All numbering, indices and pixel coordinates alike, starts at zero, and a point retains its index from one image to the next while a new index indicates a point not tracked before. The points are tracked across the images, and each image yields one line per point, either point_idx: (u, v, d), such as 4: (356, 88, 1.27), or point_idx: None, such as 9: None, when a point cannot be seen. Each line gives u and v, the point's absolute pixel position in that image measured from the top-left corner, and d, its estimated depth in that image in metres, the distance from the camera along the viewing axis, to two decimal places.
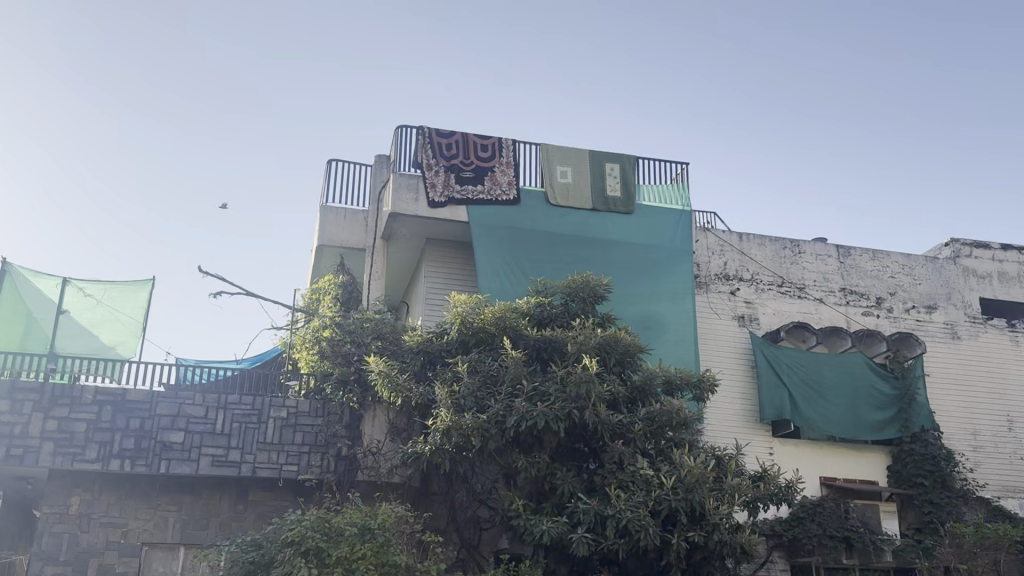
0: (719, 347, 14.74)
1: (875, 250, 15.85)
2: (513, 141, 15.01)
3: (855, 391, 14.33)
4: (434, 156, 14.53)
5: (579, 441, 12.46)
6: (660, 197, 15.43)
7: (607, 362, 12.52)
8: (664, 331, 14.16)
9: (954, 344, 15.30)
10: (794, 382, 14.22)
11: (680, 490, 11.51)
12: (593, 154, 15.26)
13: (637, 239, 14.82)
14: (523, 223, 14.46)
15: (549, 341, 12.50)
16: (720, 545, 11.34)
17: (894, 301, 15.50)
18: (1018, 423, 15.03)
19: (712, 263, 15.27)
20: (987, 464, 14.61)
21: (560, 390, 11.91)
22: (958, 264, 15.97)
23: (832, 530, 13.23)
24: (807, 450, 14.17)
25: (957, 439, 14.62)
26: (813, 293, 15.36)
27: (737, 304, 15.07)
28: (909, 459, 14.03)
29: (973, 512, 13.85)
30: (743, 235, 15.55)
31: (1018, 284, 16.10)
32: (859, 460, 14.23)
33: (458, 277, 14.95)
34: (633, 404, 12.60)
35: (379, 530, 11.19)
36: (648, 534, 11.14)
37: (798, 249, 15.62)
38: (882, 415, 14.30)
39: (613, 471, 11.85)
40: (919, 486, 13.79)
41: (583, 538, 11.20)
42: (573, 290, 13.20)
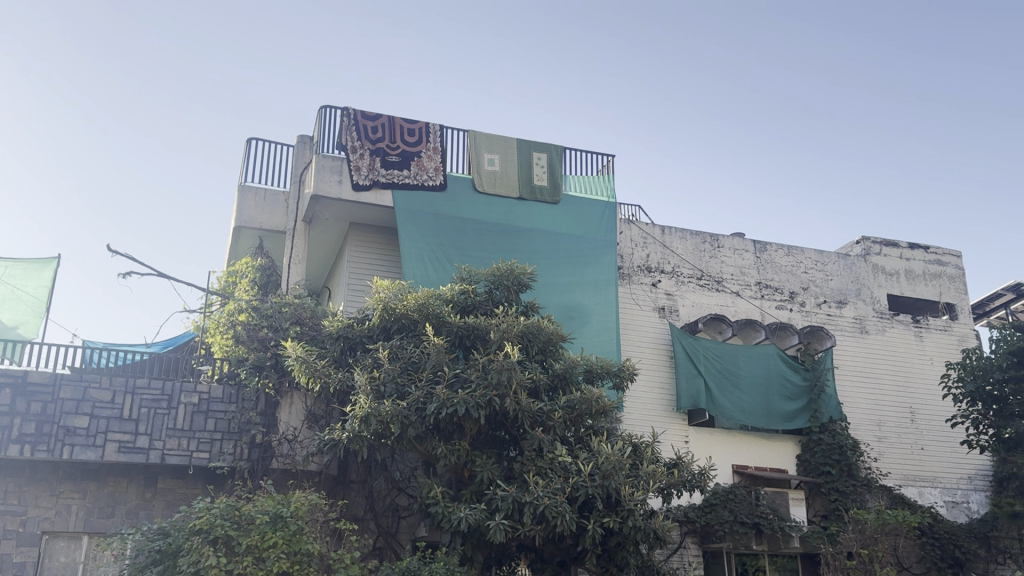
0: (640, 337, 14.96)
1: (790, 246, 16.32)
2: (440, 127, 14.85)
3: (769, 382, 14.77)
4: (359, 138, 14.26)
5: (500, 429, 12.50)
6: (586, 188, 15.51)
7: (529, 350, 12.56)
8: (587, 321, 14.28)
9: (862, 338, 15.90)
10: (711, 372, 14.57)
11: (597, 477, 11.62)
12: (521, 143, 15.23)
13: (562, 229, 14.88)
14: (448, 210, 14.34)
15: (471, 329, 12.43)
16: (633, 531, 11.54)
17: (806, 296, 16.00)
18: (919, 415, 15.70)
19: (635, 255, 15.46)
20: (890, 454, 15.21)
21: (481, 377, 11.87)
22: (867, 262, 16.58)
23: (743, 516, 13.54)
24: (721, 438, 14.57)
25: (862, 430, 15.19)
26: (731, 286, 15.73)
27: (659, 295, 15.31)
28: (818, 447, 14.52)
29: (875, 499, 14.52)
30: (665, 228, 15.79)
31: (923, 282, 16.81)
32: (769, 449, 14.70)
33: (381, 262, 14.73)
34: (554, 392, 12.67)
35: (292, 518, 10.97)
36: (565, 520, 11.23)
37: (718, 244, 15.95)
38: (793, 406, 14.76)
39: (532, 458, 11.90)
40: (826, 475, 14.31)
41: (500, 525, 11.21)
42: (499, 277, 13.11)
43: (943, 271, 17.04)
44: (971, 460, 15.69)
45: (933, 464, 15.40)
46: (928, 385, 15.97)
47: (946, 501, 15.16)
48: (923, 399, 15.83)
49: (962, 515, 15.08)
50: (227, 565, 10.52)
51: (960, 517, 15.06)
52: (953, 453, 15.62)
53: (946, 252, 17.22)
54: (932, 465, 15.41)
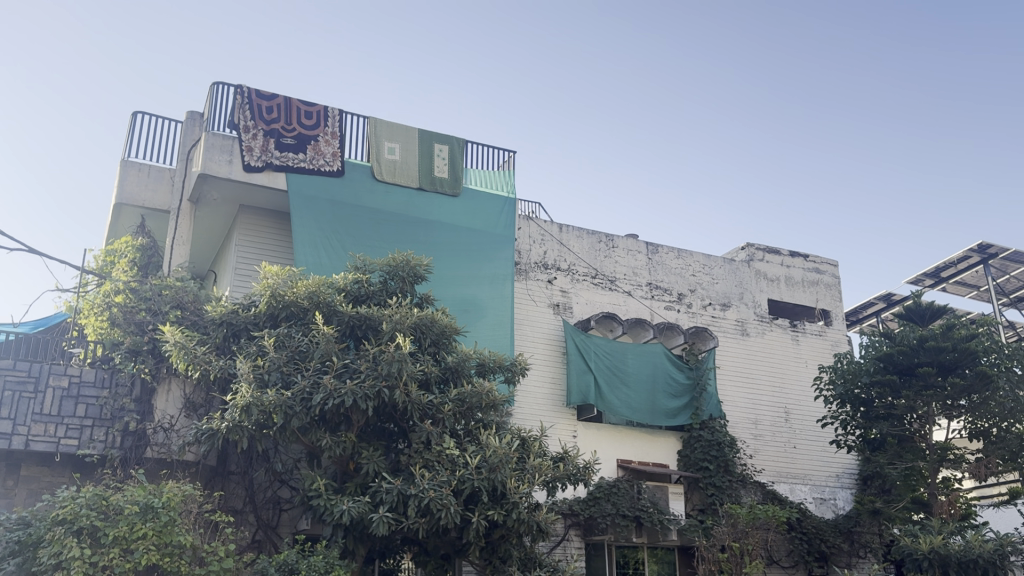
0: (534, 333, 15.10)
1: (680, 249, 16.85)
2: (340, 111, 14.56)
3: (655, 379, 15.24)
4: (253, 118, 13.83)
5: (389, 421, 12.40)
6: (486, 182, 15.53)
7: (421, 343, 12.46)
8: (481, 315, 14.33)
9: (742, 340, 16.61)
10: (601, 368, 14.90)
11: (483, 470, 11.66)
12: (422, 133, 15.10)
13: (460, 222, 14.84)
14: (345, 197, 14.07)
15: (364, 319, 12.20)
16: (517, 523, 11.65)
17: (693, 298, 16.57)
18: (793, 414, 16.51)
19: (533, 251, 15.59)
20: (765, 451, 15.92)
21: (371, 368, 11.72)
22: (751, 267, 17.32)
23: (624, 509, 13.91)
24: (607, 434, 14.91)
25: (739, 428, 15.86)
26: (623, 286, 16.12)
27: (554, 292, 15.51)
28: (698, 444, 15.08)
29: (749, 495, 15.08)
30: (563, 226, 16.01)
31: (801, 288, 17.68)
32: (652, 445, 15.15)
33: (273, 247, 14.34)
34: (445, 384, 12.64)
35: (163, 509, 10.55)
36: (449, 512, 11.22)
37: (613, 244, 16.31)
38: (677, 403, 15.27)
39: (419, 451, 11.85)
40: (704, 470, 14.85)
41: (383, 518, 11.12)
42: (394, 268, 12.94)
43: (820, 278, 17.98)
44: (839, 459, 16.58)
45: (804, 462, 16.21)
46: (803, 386, 16.82)
47: (815, 498, 15.98)
48: (798, 400, 16.66)
49: (829, 511, 15.94)
50: (92, 557, 10.04)
51: (827, 513, 15.91)
52: (823, 452, 16.48)
53: (824, 261, 18.17)
54: (803, 463, 16.19)
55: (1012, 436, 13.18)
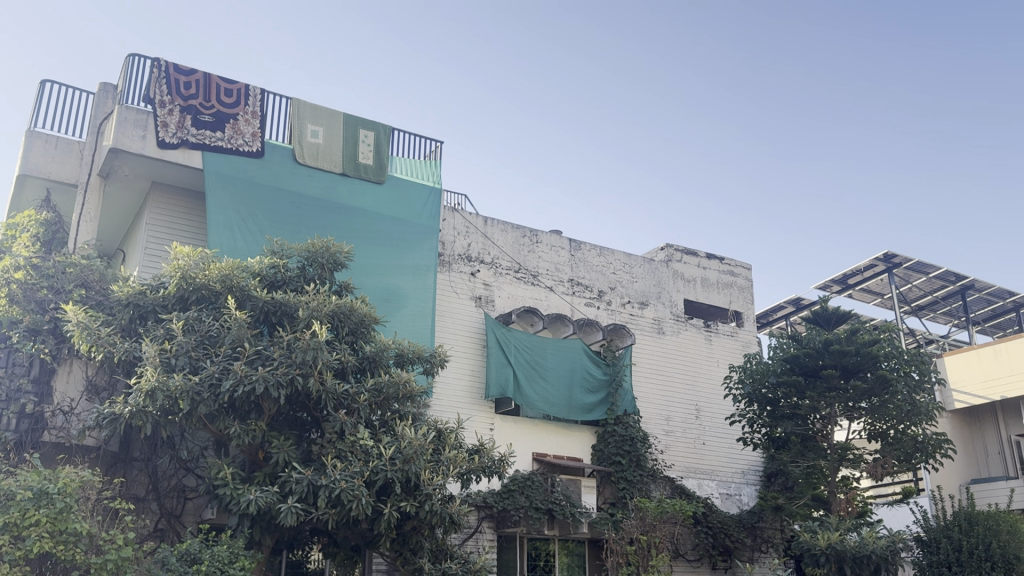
0: (455, 324, 15.01)
1: (602, 247, 17.09)
2: (261, 91, 14.20)
3: (572, 373, 15.42)
4: (170, 92, 13.34)
5: (301, 410, 12.20)
6: (411, 171, 15.38)
7: (338, 331, 12.24)
8: (402, 305, 14.17)
9: (658, 338, 16.96)
10: (519, 362, 14.97)
11: (397, 461, 11.55)
12: (347, 118, 14.85)
13: (384, 210, 14.66)
14: (264, 179, 13.73)
15: (279, 305, 11.91)
16: (429, 515, 11.59)
17: (613, 295, 16.82)
18: (703, 412, 16.95)
19: (457, 243, 15.51)
20: (675, 447, 16.28)
21: (284, 355, 11.47)
22: (670, 267, 17.70)
23: (538, 502, 13.98)
24: (523, 427, 14.98)
25: (652, 424, 16.19)
26: (545, 281, 16.23)
27: (476, 285, 15.47)
28: (612, 438, 15.32)
29: (659, 489, 15.39)
30: (488, 219, 15.99)
31: (716, 290, 18.17)
32: (567, 439, 15.32)
33: (186, 227, 13.89)
34: (361, 374, 12.44)
35: (59, 495, 10.05)
36: (360, 503, 11.08)
37: (537, 239, 16.40)
38: (593, 398, 15.50)
39: (332, 441, 11.65)
40: (616, 464, 15.11)
41: (292, 508, 10.89)
42: (313, 254, 12.69)
43: (734, 281, 18.52)
44: (746, 456, 17.11)
45: (712, 458, 16.64)
46: (714, 385, 17.29)
47: (721, 493, 16.43)
48: (708, 398, 17.11)
49: (734, 506, 16.44)
50: None
51: (732, 507, 16.40)
52: (730, 449, 16.97)
53: (739, 265, 18.72)
54: (711, 459, 16.64)
55: (907, 438, 13.83)
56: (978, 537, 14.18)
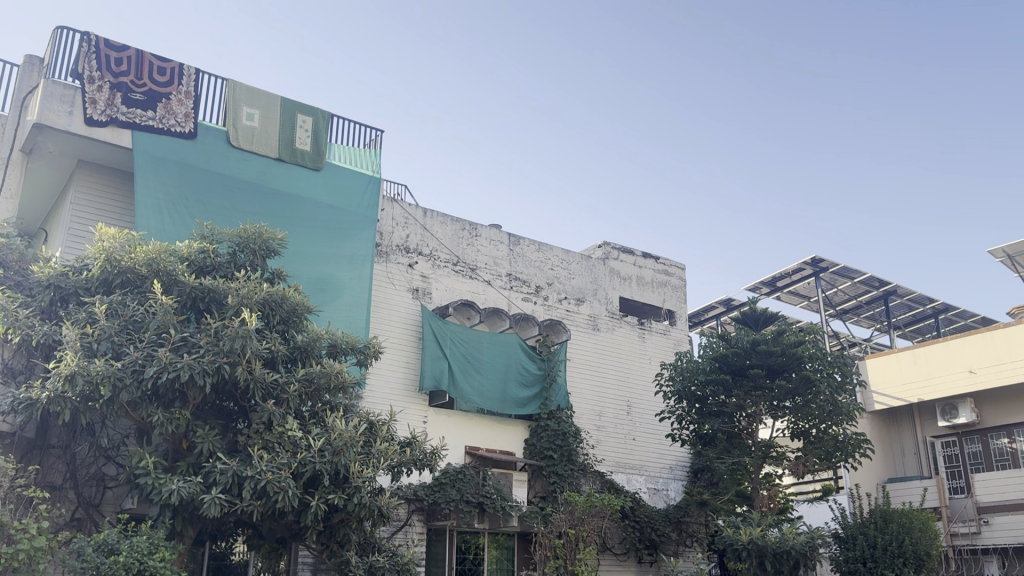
0: (391, 316, 14.85)
1: (540, 242, 17.19)
2: (196, 71, 13.85)
3: (507, 368, 15.48)
4: (99, 68, 12.90)
5: (228, 399, 11.97)
6: (350, 159, 15.18)
7: (270, 320, 12.02)
8: (337, 295, 13.96)
9: (593, 334, 17.15)
10: (455, 356, 14.93)
11: (326, 453, 11.39)
12: (285, 103, 14.59)
13: (320, 197, 14.46)
14: (196, 161, 13.40)
15: (207, 291, 11.63)
16: (358, 507, 11.47)
17: (550, 291, 16.94)
18: (635, 408, 17.20)
19: (395, 234, 15.36)
20: (606, 442, 16.48)
21: (211, 343, 11.22)
22: (606, 265, 17.92)
23: (468, 495, 13.96)
24: (456, 420, 14.95)
25: (584, 419, 16.37)
26: (483, 274, 16.22)
27: (414, 277, 15.34)
28: (544, 433, 15.42)
29: (588, 483, 15.56)
30: (427, 210, 15.88)
31: (651, 288, 18.47)
32: (500, 432, 15.37)
33: (112, 208, 13.45)
34: (292, 363, 12.21)
35: None
36: (286, 495, 10.91)
37: (476, 233, 16.39)
38: (527, 393, 15.57)
39: (259, 431, 11.43)
40: (548, 459, 15.21)
41: (215, 499, 10.67)
42: (245, 240, 12.41)
43: (669, 280, 18.85)
44: (674, 452, 17.43)
45: (641, 454, 16.90)
46: (645, 381, 17.56)
47: (649, 488, 16.72)
48: (640, 394, 17.37)
49: (661, 500, 16.74)
50: None
51: (659, 502, 16.69)
52: (659, 445, 17.25)
53: (674, 265, 19.05)
54: (641, 455, 16.89)
55: (829, 437, 14.25)
56: (891, 534, 14.69)
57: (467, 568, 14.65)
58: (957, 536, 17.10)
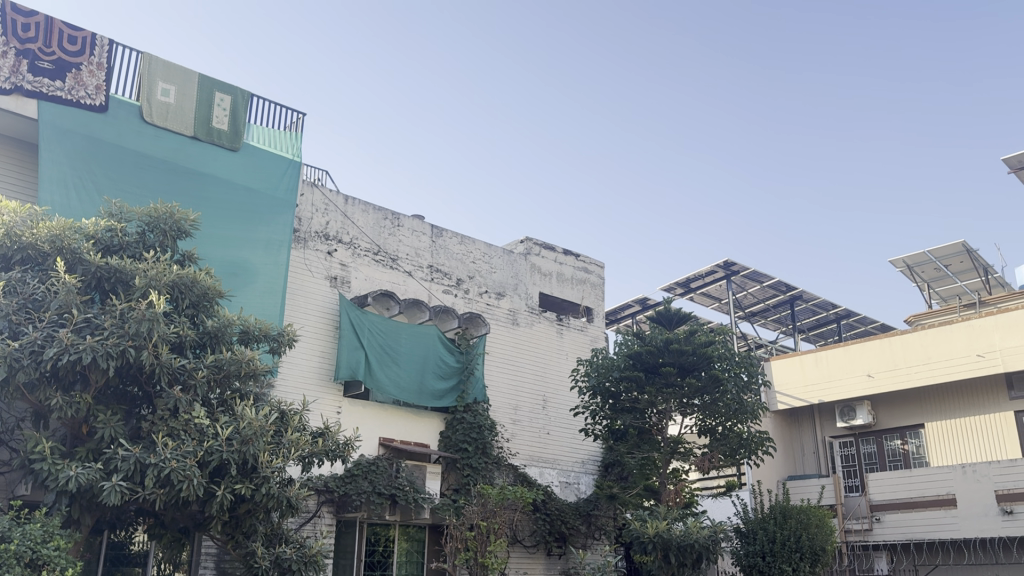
0: (307, 303, 14.58)
1: (462, 235, 17.20)
2: (110, 42, 13.32)
3: (425, 359, 15.43)
4: (4, 33, 12.27)
5: (132, 384, 11.52)
6: (270, 141, 14.83)
7: (178, 303, 11.65)
8: (251, 280, 13.61)
9: (512, 329, 17.28)
10: (372, 346, 14.79)
11: (234, 442, 11.10)
12: (203, 80, 14.21)
13: (237, 179, 14.10)
14: (106, 135, 12.88)
15: (114, 271, 11.18)
16: (265, 498, 11.23)
17: (471, 284, 16.97)
18: (551, 403, 17.40)
19: (315, 220, 15.07)
20: (521, 436, 16.63)
21: (116, 325, 10.80)
22: (527, 261, 18.07)
23: (380, 487, 13.82)
24: (371, 411, 14.80)
25: (500, 412, 16.47)
26: (404, 265, 16.09)
27: (332, 265, 15.07)
28: (459, 425, 15.43)
29: (502, 476, 15.67)
30: (348, 198, 15.64)
31: (570, 285, 18.74)
32: (416, 424, 15.29)
33: (13, 180, 12.78)
34: (201, 350, 11.86)
35: None
36: (191, 485, 10.62)
37: (398, 223, 16.25)
38: (444, 385, 15.57)
39: (164, 418, 11.05)
40: (463, 451, 15.22)
41: (116, 487, 10.30)
42: (154, 219, 11.99)
43: (588, 278, 19.15)
44: (587, 446, 17.68)
45: (556, 448, 17.10)
46: (561, 376, 17.78)
47: (561, 481, 16.94)
48: (555, 388, 17.58)
49: (572, 494, 16.98)
50: None
51: (570, 496, 16.93)
52: (572, 439, 17.47)
53: (593, 263, 19.38)
54: (554, 448, 17.09)
55: (733, 435, 14.75)
56: (790, 530, 15.26)
57: (376, 560, 14.56)
58: (850, 533, 17.70)
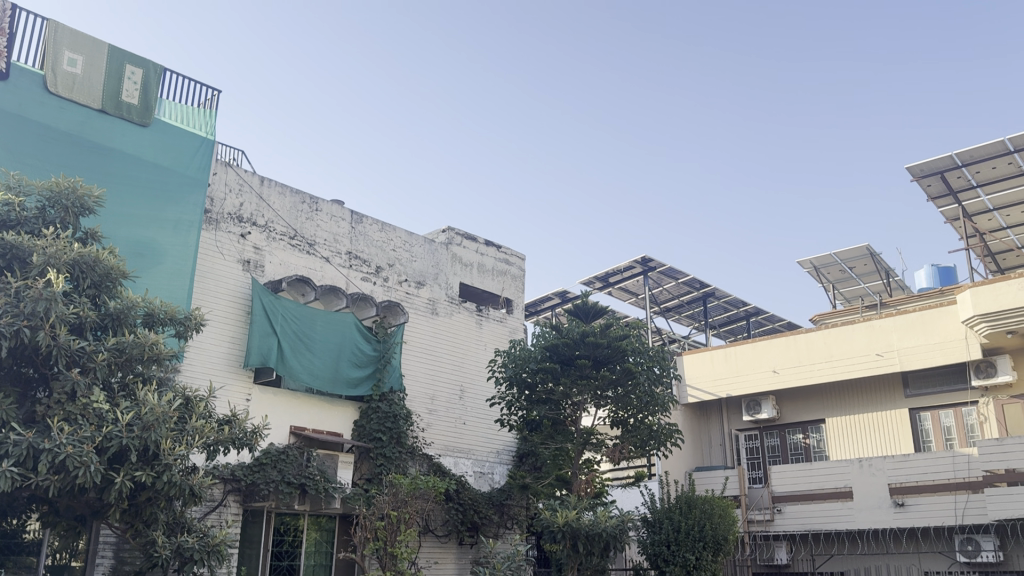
0: (218, 287, 14.18)
1: (383, 222, 17.03)
2: (13, 6, 12.69)
3: (340, 347, 15.23)
4: None
5: (26, 365, 10.94)
6: (182, 117, 14.33)
7: (78, 283, 11.16)
8: (157, 261, 13.16)
9: (431, 319, 17.21)
10: (285, 333, 14.49)
11: (135, 428, 10.72)
12: (113, 52, 13.69)
13: (146, 156, 13.62)
14: (6, 104, 12.25)
15: (9, 247, 10.59)
16: (167, 486, 10.90)
17: (390, 272, 16.83)
18: (467, 393, 17.43)
19: (228, 201, 14.65)
20: (436, 426, 16.60)
21: (10, 303, 10.28)
22: (448, 250, 18.03)
23: (290, 477, 13.62)
24: (282, 398, 14.52)
25: (416, 402, 16.40)
26: (321, 251, 15.82)
27: (245, 248, 14.69)
28: (374, 415, 15.31)
29: (415, 465, 15.66)
30: (264, 179, 15.27)
31: (491, 276, 18.79)
32: (329, 413, 15.08)
33: None
34: (102, 332, 11.39)
35: None
36: (88, 471, 10.18)
37: (316, 207, 15.97)
38: (359, 373, 15.39)
39: (60, 402, 10.55)
40: (376, 441, 15.10)
41: (6, 473, 9.76)
42: (55, 194, 11.44)
43: (508, 269, 19.25)
44: (501, 437, 17.78)
45: (471, 438, 17.15)
46: (478, 366, 17.81)
47: (475, 471, 17.00)
48: (472, 378, 17.61)
49: (486, 483, 17.06)
50: None
51: (483, 485, 17.01)
52: (487, 429, 17.54)
53: (514, 254, 19.49)
54: (469, 438, 17.12)
55: (644, 426, 15.08)
56: (695, 519, 15.71)
57: (284, 550, 14.33)
58: (752, 523, 18.35)
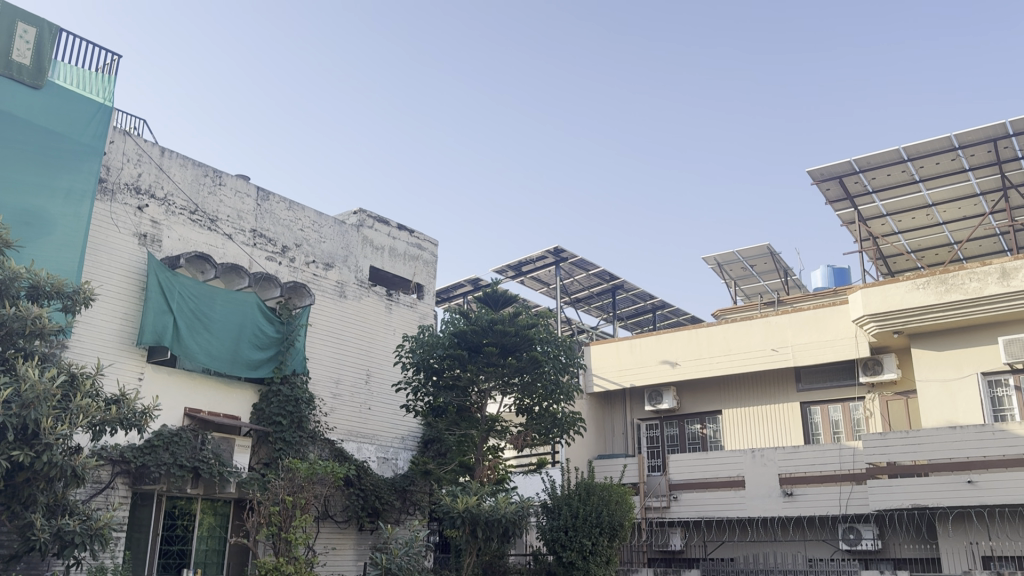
0: (111, 261, 13.59)
1: (291, 201, 16.65)
2: None
3: (240, 328, 14.83)
4: None
5: None
6: (78, 81, 13.61)
7: None
8: (44, 231, 12.49)
9: (338, 302, 16.96)
10: (182, 311, 13.99)
11: (13, 406, 10.17)
12: (4, 8, 12.94)
13: (36, 119, 12.91)
14: None
15: None
16: (47, 467, 10.39)
17: (297, 252, 16.49)
18: (374, 377, 17.26)
19: (124, 171, 14.03)
20: (340, 410, 16.39)
21: None
22: (359, 233, 17.79)
23: (182, 460, 13.20)
24: (177, 379, 14.05)
25: (320, 385, 16.15)
26: (224, 228, 15.34)
27: (142, 221, 14.11)
28: (275, 398, 15.00)
29: (316, 450, 15.42)
30: (165, 150, 14.68)
31: (402, 260, 18.64)
32: (226, 395, 14.68)
33: None
34: None
35: None
36: None
37: (220, 181, 15.48)
38: (260, 355, 15.03)
39: None
40: (276, 424, 14.80)
41: None
42: None
43: (420, 254, 19.14)
44: (407, 422, 17.70)
45: (376, 423, 17.00)
46: (386, 351, 17.66)
47: (378, 457, 16.86)
48: (379, 363, 17.44)
49: (389, 469, 16.96)
50: None
51: (387, 471, 16.90)
52: (393, 415, 17.43)
53: (427, 240, 19.39)
54: (374, 424, 16.97)
55: (548, 415, 15.29)
56: (593, 505, 16.04)
57: (176, 534, 13.92)
58: (650, 509, 18.87)
